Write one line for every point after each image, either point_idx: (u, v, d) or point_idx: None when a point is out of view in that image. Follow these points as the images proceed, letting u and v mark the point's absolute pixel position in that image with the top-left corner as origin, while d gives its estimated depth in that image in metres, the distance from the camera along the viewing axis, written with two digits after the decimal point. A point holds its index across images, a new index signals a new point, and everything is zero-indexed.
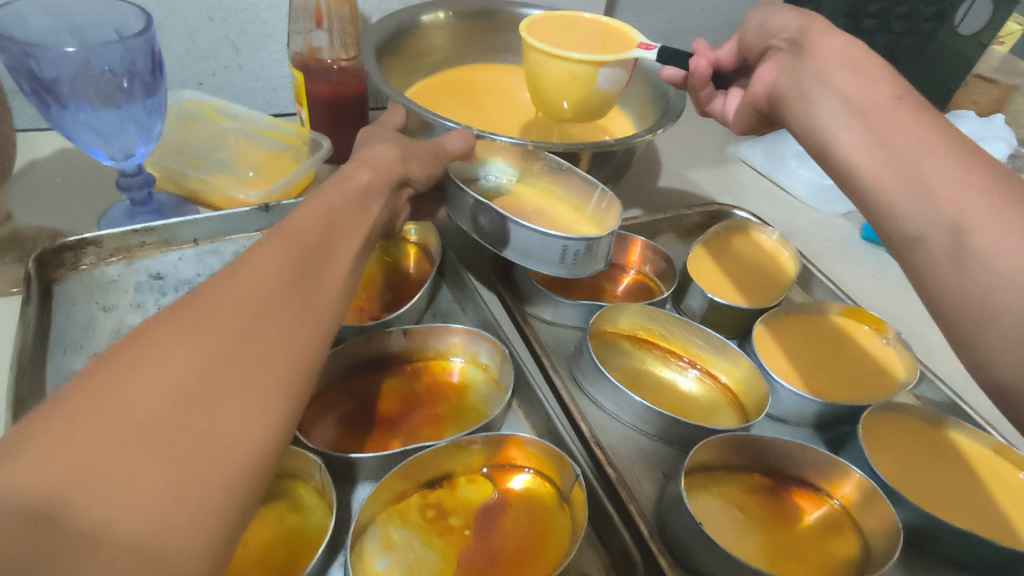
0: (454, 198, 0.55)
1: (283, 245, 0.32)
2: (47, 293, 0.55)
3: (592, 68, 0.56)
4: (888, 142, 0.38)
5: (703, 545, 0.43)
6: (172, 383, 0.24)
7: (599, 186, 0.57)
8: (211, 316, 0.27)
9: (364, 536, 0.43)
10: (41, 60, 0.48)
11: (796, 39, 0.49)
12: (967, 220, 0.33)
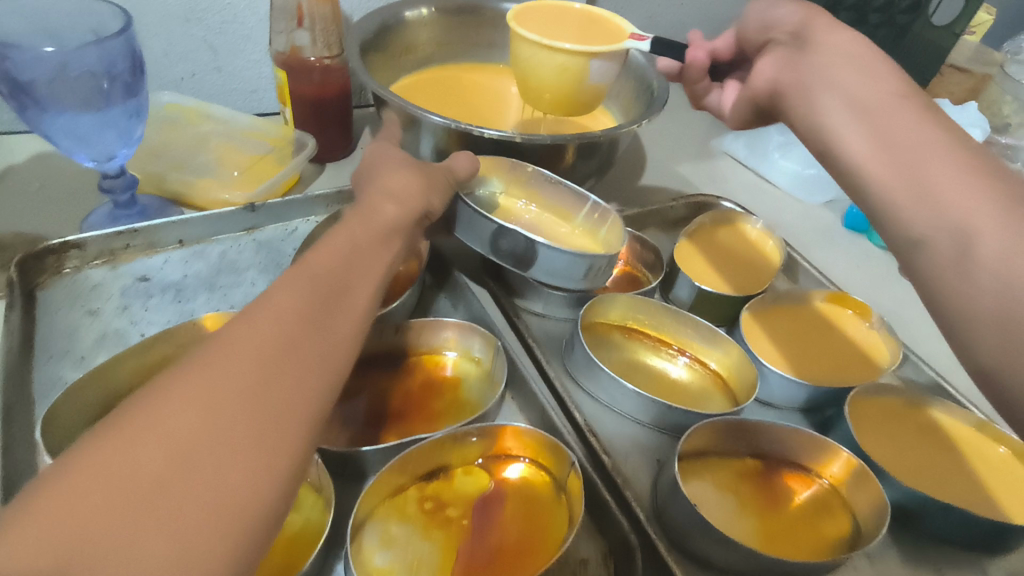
0: (464, 218, 0.55)
1: (303, 282, 0.33)
2: (30, 299, 0.54)
3: (582, 61, 0.57)
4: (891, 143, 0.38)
5: (699, 529, 0.44)
6: (184, 433, 0.26)
7: (590, 199, 0.61)
8: (229, 361, 0.28)
9: (363, 531, 0.43)
10: (17, 62, 0.47)
11: (799, 32, 0.48)
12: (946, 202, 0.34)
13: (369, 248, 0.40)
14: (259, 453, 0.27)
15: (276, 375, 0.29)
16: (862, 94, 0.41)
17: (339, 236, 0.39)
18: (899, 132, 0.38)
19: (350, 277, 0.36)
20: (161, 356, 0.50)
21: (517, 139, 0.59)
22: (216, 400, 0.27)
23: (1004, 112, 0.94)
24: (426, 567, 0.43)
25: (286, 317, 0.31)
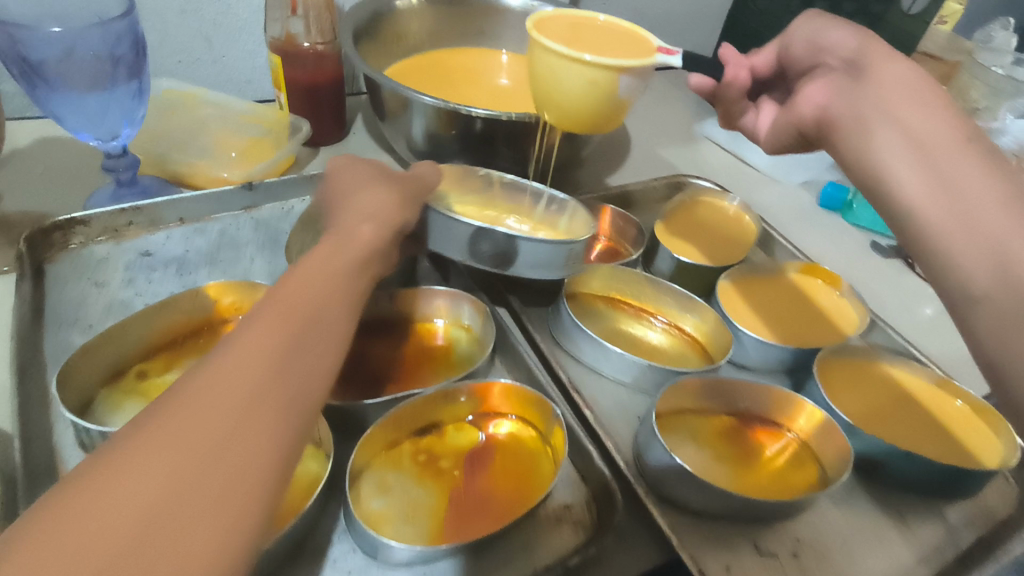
0: (436, 227, 0.53)
1: (275, 318, 0.33)
2: (39, 273, 0.56)
3: (612, 74, 0.50)
4: (943, 177, 0.38)
5: (674, 475, 0.47)
6: (156, 487, 0.25)
7: (545, 191, 0.62)
8: (200, 410, 0.28)
9: (360, 480, 0.46)
10: (28, 43, 0.49)
11: (854, 60, 0.47)
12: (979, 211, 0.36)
13: (341, 287, 0.39)
14: (233, 500, 0.26)
15: (251, 416, 0.29)
16: (920, 129, 0.40)
17: (313, 266, 0.39)
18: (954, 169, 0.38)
19: (326, 312, 0.36)
20: (166, 321, 0.52)
21: (505, 118, 0.62)
22: (186, 455, 0.26)
23: (973, 97, 0.98)
24: (420, 512, 0.46)
25: (256, 356, 0.31)
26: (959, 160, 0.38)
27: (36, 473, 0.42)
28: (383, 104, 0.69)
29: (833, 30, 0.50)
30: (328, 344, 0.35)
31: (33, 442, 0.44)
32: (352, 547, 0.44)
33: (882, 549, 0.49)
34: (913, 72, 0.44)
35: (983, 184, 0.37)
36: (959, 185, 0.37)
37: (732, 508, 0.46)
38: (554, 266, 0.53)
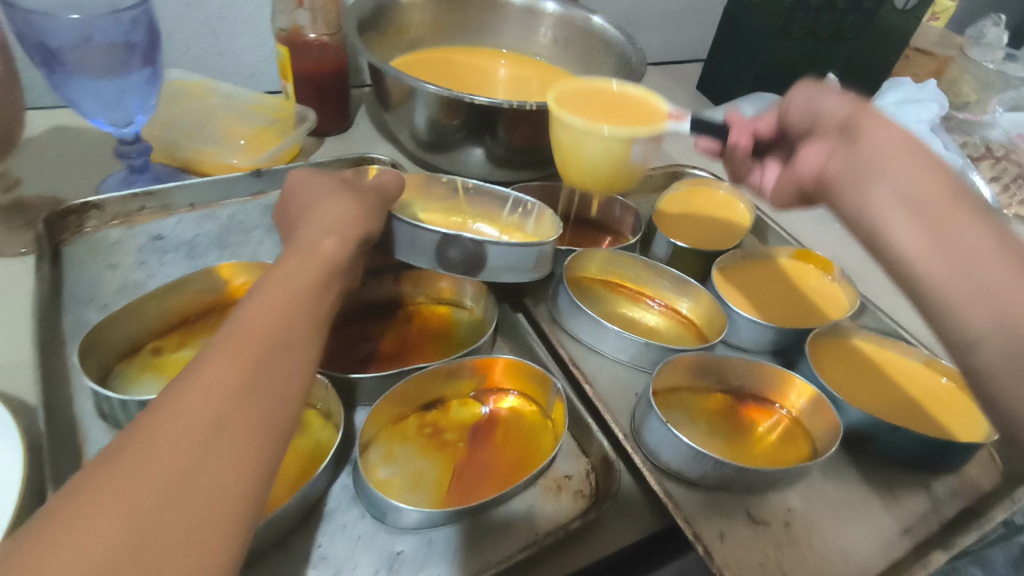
0: (401, 236, 0.52)
1: (234, 350, 0.32)
2: (56, 254, 0.58)
3: (625, 143, 0.54)
4: (944, 241, 0.35)
5: (672, 450, 0.49)
6: (107, 540, 0.24)
7: (511, 195, 0.59)
8: (151, 459, 0.27)
9: (368, 452, 0.48)
10: (47, 30, 0.51)
11: (845, 122, 0.44)
12: (996, 284, 0.32)
13: (307, 311, 0.37)
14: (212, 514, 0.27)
15: (209, 458, 0.28)
16: (917, 192, 0.37)
17: (273, 288, 0.37)
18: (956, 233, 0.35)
19: (288, 340, 0.34)
20: (180, 301, 0.54)
21: (506, 106, 0.63)
22: (138, 506, 0.25)
23: (964, 91, 1.00)
24: (426, 481, 0.48)
25: (212, 394, 0.30)
26: (967, 227, 0.35)
27: (58, 441, 0.44)
28: (388, 94, 0.71)
29: (822, 96, 0.48)
30: (293, 371, 0.34)
31: (55, 412, 0.46)
32: (362, 513, 0.45)
33: (869, 519, 0.51)
34: (902, 135, 0.41)
35: (986, 246, 0.34)
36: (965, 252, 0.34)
37: (726, 478, 0.48)
38: (524, 267, 0.53)
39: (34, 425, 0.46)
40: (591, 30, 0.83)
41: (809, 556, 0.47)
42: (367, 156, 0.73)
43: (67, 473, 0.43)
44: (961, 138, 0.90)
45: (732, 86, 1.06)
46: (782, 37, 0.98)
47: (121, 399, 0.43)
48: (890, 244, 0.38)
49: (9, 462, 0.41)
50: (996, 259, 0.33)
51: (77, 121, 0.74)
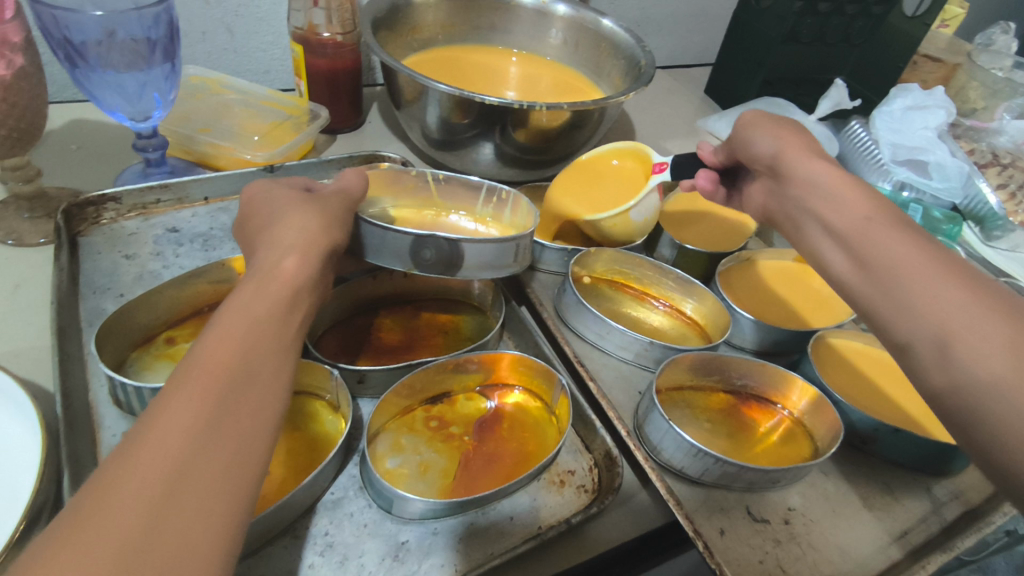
0: (369, 240, 0.50)
1: (195, 388, 0.30)
2: (74, 244, 0.60)
3: (625, 213, 0.65)
4: (869, 263, 0.37)
5: (675, 444, 0.50)
6: (113, 540, 0.24)
7: (483, 185, 0.60)
8: (108, 517, 0.25)
9: (376, 442, 0.50)
10: (71, 26, 0.52)
11: (772, 165, 0.50)
12: (902, 272, 0.34)
13: (277, 335, 0.35)
14: (224, 502, 0.28)
15: (174, 507, 0.26)
16: (838, 220, 0.41)
17: (232, 313, 0.34)
18: (877, 250, 0.37)
19: (254, 370, 0.32)
20: (194, 291, 0.55)
21: (516, 106, 0.64)
22: (96, 567, 0.23)
23: (971, 97, 1.01)
24: (432, 471, 0.49)
25: (175, 435, 0.28)
26: (885, 243, 0.37)
27: (75, 424, 0.45)
28: (400, 92, 0.72)
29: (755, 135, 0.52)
30: (264, 402, 0.32)
31: (73, 397, 0.47)
32: (368, 502, 0.46)
33: (869, 518, 0.51)
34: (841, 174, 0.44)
35: (893, 245, 0.36)
36: (888, 265, 0.35)
37: (727, 475, 0.49)
38: (503, 262, 0.53)
39: (52, 410, 0.47)
40: (601, 33, 0.84)
41: (807, 554, 0.48)
42: (379, 153, 0.75)
43: (83, 455, 0.44)
44: (968, 145, 0.91)
45: (741, 90, 1.07)
46: (790, 42, 0.99)
47: (137, 386, 0.45)
48: (837, 277, 0.40)
49: (30, 444, 0.42)
50: (916, 261, 0.34)
51: (96, 115, 0.75)
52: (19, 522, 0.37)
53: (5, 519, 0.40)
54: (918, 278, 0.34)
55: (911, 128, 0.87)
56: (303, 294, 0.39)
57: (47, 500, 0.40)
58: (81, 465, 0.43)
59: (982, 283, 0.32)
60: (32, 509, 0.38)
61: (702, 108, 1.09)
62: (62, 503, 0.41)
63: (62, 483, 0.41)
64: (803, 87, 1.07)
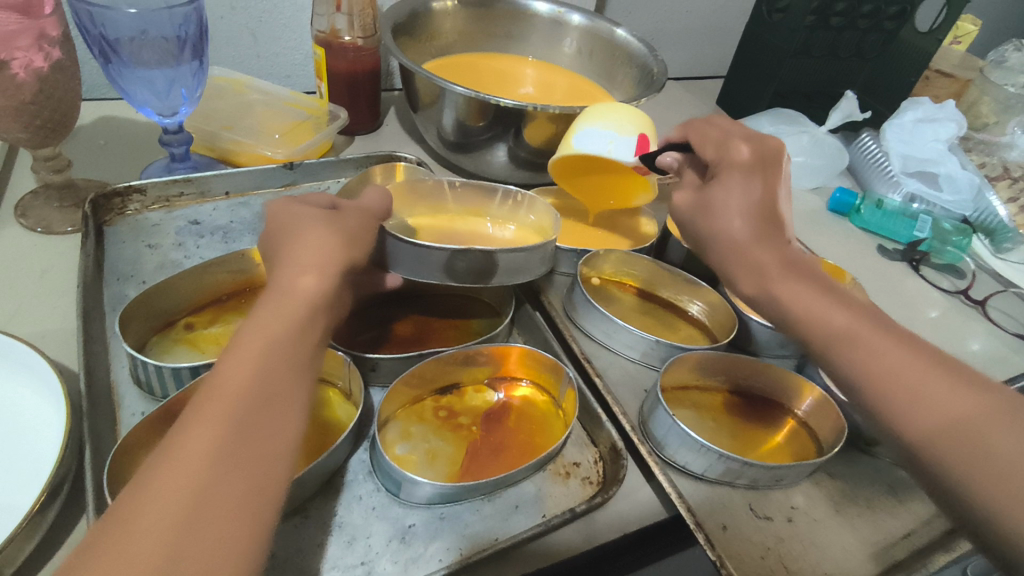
0: (394, 253, 0.52)
1: (217, 407, 0.31)
2: (100, 233, 0.62)
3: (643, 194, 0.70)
4: (811, 321, 0.40)
5: (678, 438, 0.50)
6: (156, 535, 0.27)
7: (501, 187, 0.63)
8: (148, 513, 0.27)
9: (386, 428, 0.51)
10: (105, 22, 0.55)
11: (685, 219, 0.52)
12: (855, 332, 0.38)
13: (293, 351, 0.35)
14: (255, 495, 0.30)
15: (190, 538, 0.27)
16: (793, 264, 0.44)
17: (257, 321, 0.36)
18: (816, 310, 0.40)
19: (270, 394, 0.33)
20: (215, 279, 0.57)
21: (529, 108, 0.66)
22: (143, 557, 0.26)
23: (983, 113, 1.02)
24: (439, 458, 0.50)
25: (206, 437, 0.30)
26: (842, 303, 0.40)
27: (97, 404, 0.47)
28: (417, 95, 0.74)
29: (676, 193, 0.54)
30: (280, 426, 0.33)
31: (95, 377, 0.49)
32: (376, 486, 0.47)
33: (873, 518, 0.51)
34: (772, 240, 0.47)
35: (846, 320, 0.39)
36: (850, 335, 0.38)
37: (731, 471, 0.50)
38: (529, 267, 0.55)
39: (76, 389, 0.49)
40: (614, 42, 0.86)
41: (808, 551, 0.48)
42: (396, 154, 0.77)
43: (103, 434, 0.46)
44: (980, 159, 0.93)
45: (752, 104, 1.08)
46: (802, 54, 1.00)
47: (157, 367, 0.46)
48: (794, 313, 0.41)
49: (54, 420, 0.44)
50: (882, 341, 0.37)
51: (123, 112, 0.78)
52: (42, 491, 0.39)
53: (29, 489, 0.41)
54: (871, 333, 0.38)
55: (921, 140, 0.88)
56: (325, 272, 0.40)
57: (69, 471, 0.41)
58: (102, 442, 0.45)
59: (919, 346, 0.37)
60: (55, 480, 0.40)
61: None
62: (83, 476, 0.42)
63: (83, 458, 0.43)
64: (815, 100, 1.08)
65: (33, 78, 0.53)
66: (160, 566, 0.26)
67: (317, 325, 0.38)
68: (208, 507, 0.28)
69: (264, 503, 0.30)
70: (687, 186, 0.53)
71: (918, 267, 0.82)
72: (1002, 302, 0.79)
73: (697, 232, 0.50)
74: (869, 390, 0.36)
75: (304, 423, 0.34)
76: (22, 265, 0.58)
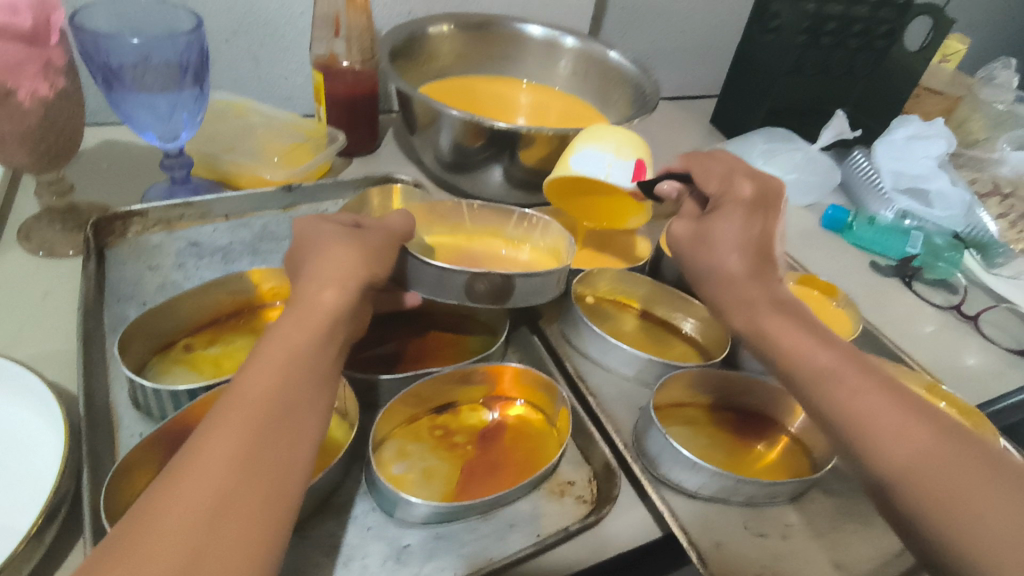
0: (415, 272, 0.53)
1: (241, 416, 0.35)
2: (101, 255, 0.63)
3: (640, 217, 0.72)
4: (799, 363, 0.45)
5: (671, 456, 0.51)
6: (183, 531, 0.30)
7: (517, 211, 0.64)
8: (176, 510, 0.31)
9: (382, 448, 0.51)
10: (109, 50, 0.56)
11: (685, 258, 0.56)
12: (836, 371, 0.43)
13: (313, 370, 0.39)
14: (272, 499, 0.33)
15: (213, 537, 0.30)
16: (793, 307, 0.49)
17: (276, 340, 0.39)
18: (801, 347, 0.46)
19: (291, 404, 0.37)
20: (214, 301, 0.58)
21: (524, 131, 0.68)
22: (172, 551, 0.29)
23: None
24: (436, 477, 0.50)
25: (231, 443, 0.33)
26: (828, 344, 0.45)
27: (96, 426, 0.48)
28: (414, 118, 0.75)
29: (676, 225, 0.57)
30: (299, 434, 0.36)
31: (95, 399, 0.49)
32: (372, 506, 0.48)
33: (867, 535, 0.52)
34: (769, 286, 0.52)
35: (832, 359, 0.44)
36: (830, 376, 0.43)
37: (724, 488, 0.50)
38: (545, 291, 0.55)
39: (75, 411, 0.50)
40: (609, 64, 0.88)
41: (803, 568, 0.48)
42: (393, 176, 0.78)
43: (103, 455, 0.46)
44: (970, 175, 0.94)
45: (746, 121, 1.10)
46: (794, 73, 1.01)
47: (155, 388, 0.47)
48: (782, 347, 0.47)
49: (53, 440, 0.45)
50: (861, 379, 0.43)
51: (126, 135, 0.79)
52: (40, 513, 0.39)
53: (27, 511, 0.42)
54: (859, 376, 0.43)
55: (913, 156, 0.88)
56: (345, 288, 0.44)
57: (66, 493, 0.42)
58: (100, 463, 0.45)
59: (898, 390, 0.42)
60: (53, 501, 0.40)
61: (706, 137, 1.12)
62: (81, 498, 0.43)
63: (80, 480, 0.43)
64: (808, 117, 1.09)
65: (39, 105, 0.55)
66: (186, 562, 0.29)
67: (330, 347, 0.41)
68: (229, 512, 0.31)
69: (280, 506, 0.33)
70: (686, 215, 0.58)
71: (911, 283, 0.83)
72: (995, 317, 0.79)
73: (698, 269, 0.55)
74: (846, 423, 0.41)
75: (320, 437, 0.38)
76: (24, 288, 0.59)
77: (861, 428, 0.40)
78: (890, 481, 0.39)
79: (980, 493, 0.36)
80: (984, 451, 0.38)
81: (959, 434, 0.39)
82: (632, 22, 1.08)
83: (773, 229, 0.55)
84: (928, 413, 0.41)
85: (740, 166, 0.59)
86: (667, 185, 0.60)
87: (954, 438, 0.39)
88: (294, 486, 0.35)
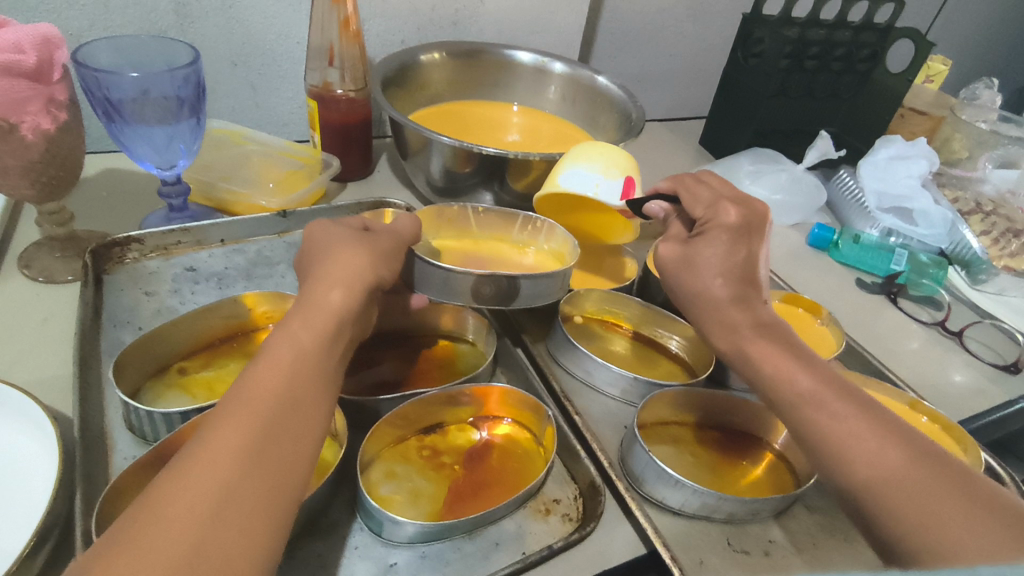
0: (421, 273, 0.55)
1: (245, 415, 0.36)
2: (99, 280, 0.65)
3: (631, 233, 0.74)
4: (778, 383, 0.47)
5: (654, 473, 0.51)
6: (186, 523, 0.31)
7: (522, 214, 0.66)
8: (180, 503, 0.32)
9: (369, 469, 0.52)
10: (109, 85, 0.59)
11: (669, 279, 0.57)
12: (813, 392, 0.45)
13: (315, 374, 0.40)
14: (272, 497, 0.35)
15: (216, 528, 0.32)
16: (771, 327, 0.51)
17: (280, 343, 0.41)
18: (783, 367, 0.47)
19: (297, 401, 0.38)
20: (208, 326, 0.59)
21: (512, 156, 0.70)
22: (175, 542, 0.30)
23: (956, 149, 1.06)
24: (422, 497, 0.51)
25: (235, 442, 0.35)
26: (808, 367, 0.47)
27: (91, 449, 0.49)
28: (407, 145, 0.77)
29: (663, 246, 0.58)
30: (301, 434, 0.38)
31: (90, 423, 0.51)
32: (360, 526, 0.48)
33: (849, 552, 0.52)
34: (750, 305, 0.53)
35: (813, 382, 0.46)
36: (813, 394, 0.45)
37: (706, 506, 0.51)
38: (548, 293, 0.57)
39: (69, 434, 0.51)
40: (597, 89, 0.91)
41: None
42: (386, 201, 0.80)
43: (95, 477, 0.47)
44: (953, 194, 0.96)
45: (733, 142, 1.11)
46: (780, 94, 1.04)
47: (149, 411, 0.48)
48: (762, 369, 0.48)
49: (46, 462, 0.46)
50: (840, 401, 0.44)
51: (127, 164, 0.82)
52: (32, 536, 0.41)
53: (20, 534, 0.43)
54: (839, 398, 0.44)
55: (896, 177, 0.91)
56: (352, 288, 0.46)
57: (58, 517, 0.43)
58: (94, 486, 0.47)
59: (876, 411, 0.43)
60: (45, 523, 0.41)
61: (695, 159, 1.14)
62: (73, 521, 0.44)
63: (73, 503, 0.44)
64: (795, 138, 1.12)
65: (42, 138, 0.57)
66: (188, 553, 0.30)
67: (332, 355, 0.43)
68: (229, 509, 0.33)
69: (280, 505, 0.35)
70: (673, 237, 0.59)
71: (896, 299, 0.84)
72: (979, 333, 0.81)
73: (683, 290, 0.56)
74: (827, 438, 0.43)
75: (321, 440, 0.39)
76: (23, 313, 0.60)
77: (839, 446, 0.42)
78: (870, 489, 0.40)
79: (953, 516, 0.36)
80: (960, 476, 0.39)
81: (933, 457, 0.40)
82: (622, 46, 1.11)
83: (757, 251, 0.56)
84: (908, 437, 0.42)
85: (726, 192, 0.60)
86: (654, 206, 0.62)
87: (927, 461, 0.40)
88: (292, 489, 0.36)
